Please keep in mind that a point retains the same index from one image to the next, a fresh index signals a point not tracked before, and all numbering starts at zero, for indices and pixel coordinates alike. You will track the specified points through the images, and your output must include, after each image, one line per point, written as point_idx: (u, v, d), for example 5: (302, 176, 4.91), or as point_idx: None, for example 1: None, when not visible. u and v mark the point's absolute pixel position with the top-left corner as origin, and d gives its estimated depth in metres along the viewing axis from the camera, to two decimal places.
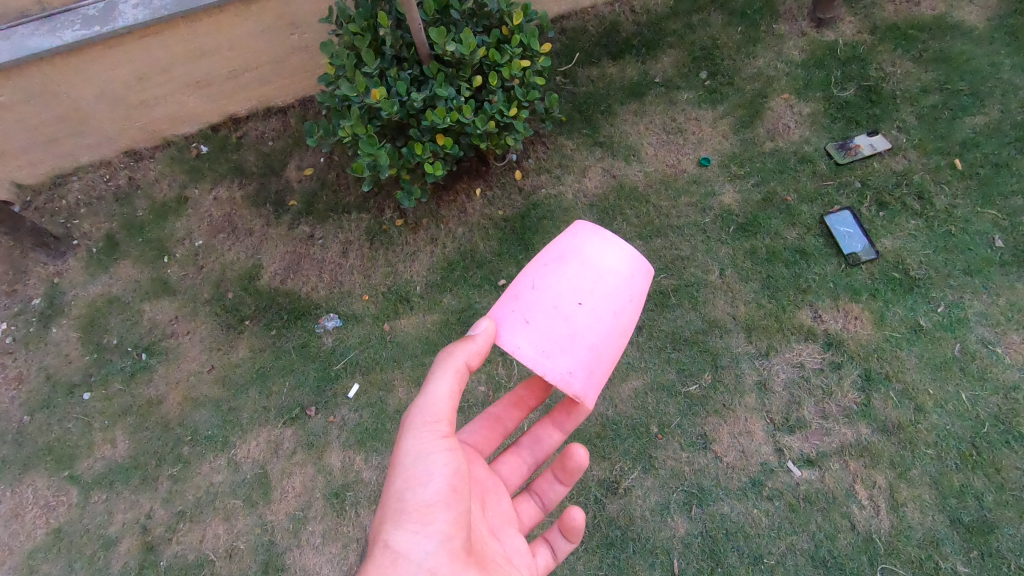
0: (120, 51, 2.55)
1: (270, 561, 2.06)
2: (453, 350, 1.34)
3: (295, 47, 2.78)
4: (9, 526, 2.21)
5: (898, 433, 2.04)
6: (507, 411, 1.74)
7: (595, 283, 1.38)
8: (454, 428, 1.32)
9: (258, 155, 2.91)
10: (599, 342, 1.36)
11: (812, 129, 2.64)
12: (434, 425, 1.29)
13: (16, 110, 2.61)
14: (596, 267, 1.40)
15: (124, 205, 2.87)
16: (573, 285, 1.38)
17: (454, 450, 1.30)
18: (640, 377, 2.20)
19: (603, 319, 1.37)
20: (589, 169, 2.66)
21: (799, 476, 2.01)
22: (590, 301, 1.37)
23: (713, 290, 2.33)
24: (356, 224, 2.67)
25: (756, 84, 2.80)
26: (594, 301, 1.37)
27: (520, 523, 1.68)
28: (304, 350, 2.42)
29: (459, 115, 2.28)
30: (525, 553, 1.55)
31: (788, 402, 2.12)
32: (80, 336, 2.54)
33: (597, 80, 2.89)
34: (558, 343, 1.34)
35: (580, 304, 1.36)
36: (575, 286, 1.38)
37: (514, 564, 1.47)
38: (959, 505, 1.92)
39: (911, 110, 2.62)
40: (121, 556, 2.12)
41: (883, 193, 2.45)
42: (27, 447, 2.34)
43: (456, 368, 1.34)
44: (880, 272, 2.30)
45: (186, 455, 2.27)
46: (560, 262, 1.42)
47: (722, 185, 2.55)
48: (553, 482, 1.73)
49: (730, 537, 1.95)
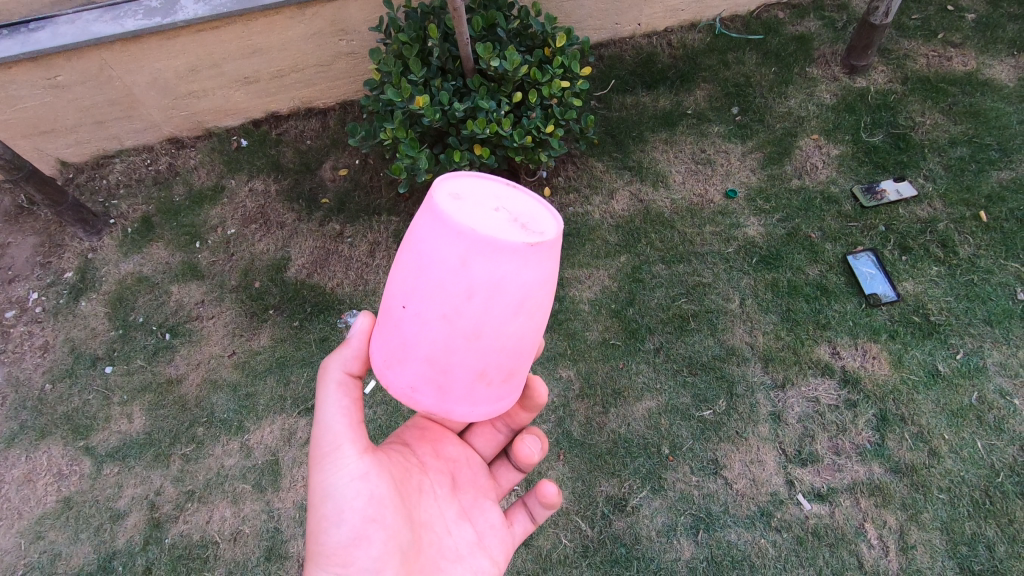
0: (177, 43, 2.65)
1: (274, 548, 2.08)
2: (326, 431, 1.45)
3: (342, 53, 2.89)
4: (20, 491, 2.24)
5: (911, 475, 2.03)
6: None
7: (427, 285, 1.07)
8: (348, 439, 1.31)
9: (296, 152, 3.00)
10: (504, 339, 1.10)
11: (839, 171, 2.69)
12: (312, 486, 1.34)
13: (71, 90, 2.71)
14: (427, 268, 1.06)
15: (162, 189, 2.95)
16: (418, 294, 1.08)
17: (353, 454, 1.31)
18: (654, 398, 2.22)
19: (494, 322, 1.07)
20: (617, 192, 2.71)
21: (809, 510, 2.01)
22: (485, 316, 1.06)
23: (733, 319, 2.35)
24: (386, 226, 2.73)
25: (786, 123, 2.86)
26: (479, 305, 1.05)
27: (498, 491, 1.66)
28: (325, 343, 2.46)
29: (499, 127, 2.35)
30: (498, 527, 1.54)
31: (801, 434, 2.12)
32: (108, 311, 2.60)
33: (631, 106, 2.96)
34: (405, 362, 1.14)
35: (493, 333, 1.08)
36: (434, 290, 1.06)
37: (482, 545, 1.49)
38: (969, 553, 1.91)
39: (938, 160, 2.66)
40: (128, 530, 2.15)
41: (906, 238, 2.48)
42: (46, 415, 2.38)
43: (337, 380, 1.32)
44: (901, 315, 2.32)
45: (200, 436, 2.30)
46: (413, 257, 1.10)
47: (748, 218, 2.60)
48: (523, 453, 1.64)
49: (736, 566, 1.94)
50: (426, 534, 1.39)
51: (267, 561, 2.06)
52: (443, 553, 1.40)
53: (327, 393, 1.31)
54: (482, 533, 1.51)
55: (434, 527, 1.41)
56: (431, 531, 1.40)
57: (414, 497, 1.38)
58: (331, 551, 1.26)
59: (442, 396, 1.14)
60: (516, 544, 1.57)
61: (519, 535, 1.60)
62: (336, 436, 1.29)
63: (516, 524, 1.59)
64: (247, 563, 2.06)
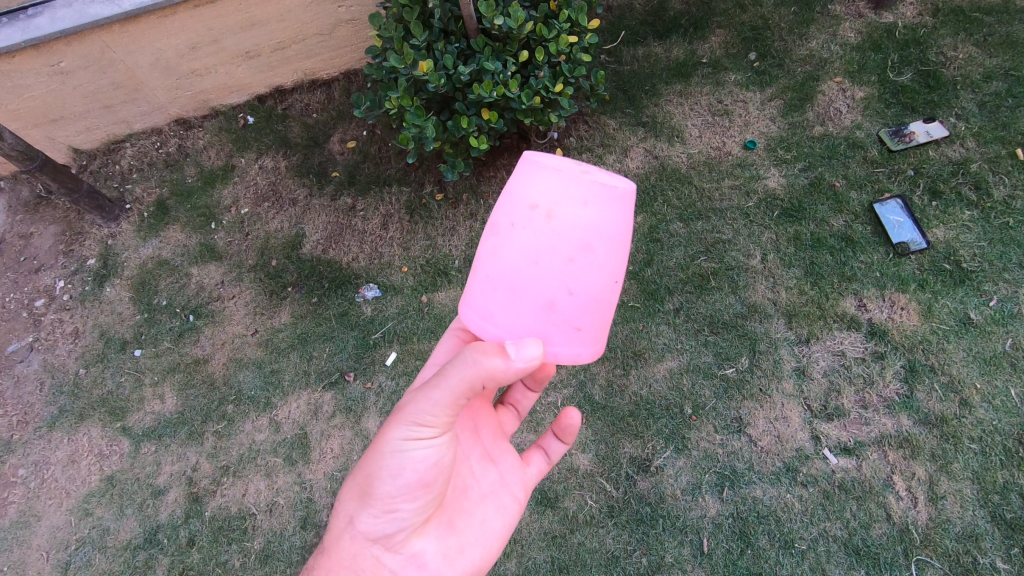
0: (175, 20, 2.60)
1: (308, 517, 2.15)
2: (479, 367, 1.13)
3: (341, 20, 2.81)
4: (66, 471, 2.34)
5: (941, 426, 2.00)
6: None
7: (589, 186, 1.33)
8: (417, 436, 1.23)
9: (303, 126, 2.96)
10: (590, 191, 1.11)
11: (865, 115, 2.56)
12: (421, 432, 1.23)
13: (75, 76, 2.69)
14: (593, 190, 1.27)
15: (174, 171, 2.96)
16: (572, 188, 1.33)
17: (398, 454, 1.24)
18: (675, 358, 2.20)
19: (538, 174, 1.15)
20: (631, 149, 2.63)
21: (835, 464, 2.00)
22: (528, 193, 1.14)
23: (755, 275, 2.30)
24: (397, 197, 2.71)
25: (807, 67, 2.72)
26: (606, 271, 1.13)
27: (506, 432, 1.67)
28: (344, 317, 2.48)
29: (505, 89, 2.27)
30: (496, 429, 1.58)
31: (827, 389, 2.10)
32: (133, 296, 2.65)
33: (642, 58, 2.84)
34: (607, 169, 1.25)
35: (570, 260, 1.11)
36: None
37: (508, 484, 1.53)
38: (1001, 502, 1.89)
39: (971, 97, 2.52)
40: (169, 505, 2.24)
41: (937, 181, 2.37)
42: (82, 399, 2.46)
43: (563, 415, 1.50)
44: (930, 263, 2.24)
45: (230, 413, 2.36)
46: (586, 251, 1.11)
47: (768, 169, 2.51)
48: (525, 392, 1.71)
49: (762, 521, 1.95)
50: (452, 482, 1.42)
51: (302, 530, 2.14)
52: (466, 494, 1.44)
53: (452, 383, 1.17)
54: (505, 474, 1.53)
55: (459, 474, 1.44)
56: (458, 477, 1.44)
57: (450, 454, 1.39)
58: (357, 545, 1.32)
59: (604, 337, 1.22)
60: (536, 482, 1.62)
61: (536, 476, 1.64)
62: (439, 419, 1.22)
63: (534, 465, 1.62)
64: (284, 532, 2.15)
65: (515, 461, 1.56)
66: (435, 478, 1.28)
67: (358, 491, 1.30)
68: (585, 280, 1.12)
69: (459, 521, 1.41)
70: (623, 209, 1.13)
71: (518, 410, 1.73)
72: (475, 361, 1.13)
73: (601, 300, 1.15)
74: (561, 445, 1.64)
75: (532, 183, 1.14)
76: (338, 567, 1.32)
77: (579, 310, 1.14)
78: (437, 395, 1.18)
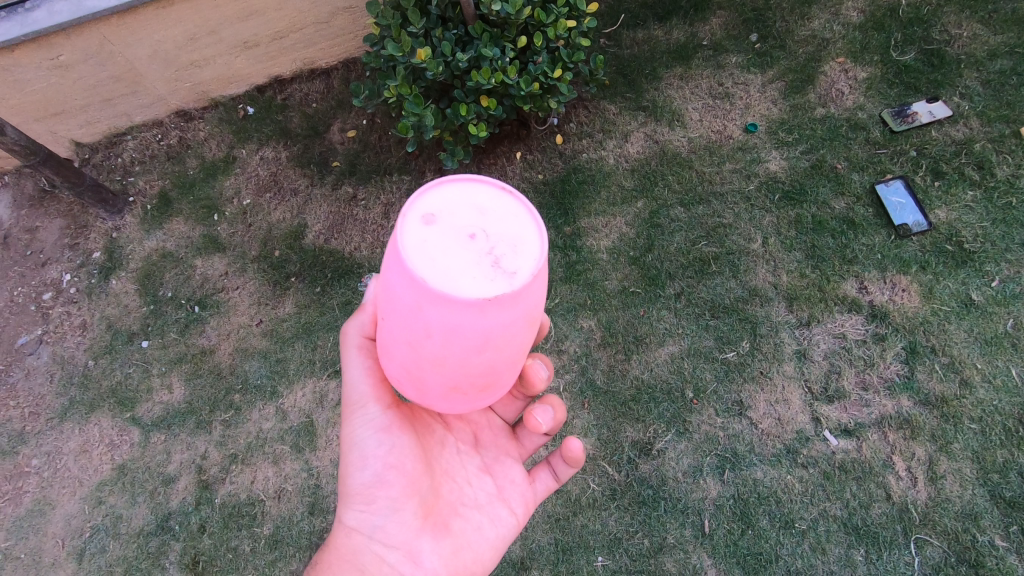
0: (173, 11, 2.59)
1: (316, 503, 2.19)
2: (351, 328, 1.35)
3: (338, 8, 2.79)
4: (78, 460, 2.38)
5: (942, 406, 2.01)
6: None
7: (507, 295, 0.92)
8: (364, 415, 1.37)
9: (303, 116, 2.96)
10: (447, 250, 0.92)
11: (867, 95, 2.54)
12: (367, 411, 1.37)
13: (75, 69, 2.69)
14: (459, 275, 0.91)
15: (176, 163, 2.97)
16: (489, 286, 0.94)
17: (355, 436, 1.37)
18: (677, 343, 2.21)
19: (445, 196, 0.97)
20: (631, 134, 2.62)
21: (835, 445, 2.01)
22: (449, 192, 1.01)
23: (756, 259, 2.30)
24: (398, 186, 2.71)
25: (809, 47, 2.69)
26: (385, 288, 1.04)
27: (523, 450, 1.65)
28: (348, 307, 2.50)
29: (504, 76, 2.26)
30: (504, 446, 1.62)
31: (827, 371, 2.11)
32: (138, 288, 2.68)
33: (642, 42, 2.81)
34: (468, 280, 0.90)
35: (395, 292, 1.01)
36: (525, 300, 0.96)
37: (507, 497, 1.53)
38: (1000, 481, 1.90)
39: (975, 76, 2.50)
40: (179, 492, 2.28)
41: (939, 162, 2.36)
42: (92, 390, 2.49)
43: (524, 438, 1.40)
44: (932, 244, 2.23)
45: (238, 402, 2.39)
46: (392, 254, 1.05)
47: (769, 152, 2.49)
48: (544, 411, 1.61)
49: (763, 502, 1.97)
50: (446, 484, 1.47)
51: (311, 515, 2.18)
52: (462, 501, 1.47)
53: (360, 356, 1.34)
54: (503, 487, 1.54)
55: (453, 478, 1.49)
56: (452, 483, 1.48)
57: (433, 449, 1.48)
58: (355, 542, 1.35)
59: (422, 395, 1.12)
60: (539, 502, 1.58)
61: (542, 493, 1.61)
62: (372, 395, 1.37)
63: (539, 482, 1.59)
64: (293, 518, 2.19)
65: (515, 474, 1.57)
66: (399, 460, 1.37)
67: (342, 491, 1.39)
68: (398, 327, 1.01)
69: (453, 524, 1.43)
70: (403, 270, 0.94)
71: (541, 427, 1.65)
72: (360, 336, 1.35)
73: (404, 356, 1.05)
74: (568, 467, 1.57)
75: (437, 193, 0.98)
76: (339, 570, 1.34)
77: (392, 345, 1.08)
78: (356, 371, 1.36)
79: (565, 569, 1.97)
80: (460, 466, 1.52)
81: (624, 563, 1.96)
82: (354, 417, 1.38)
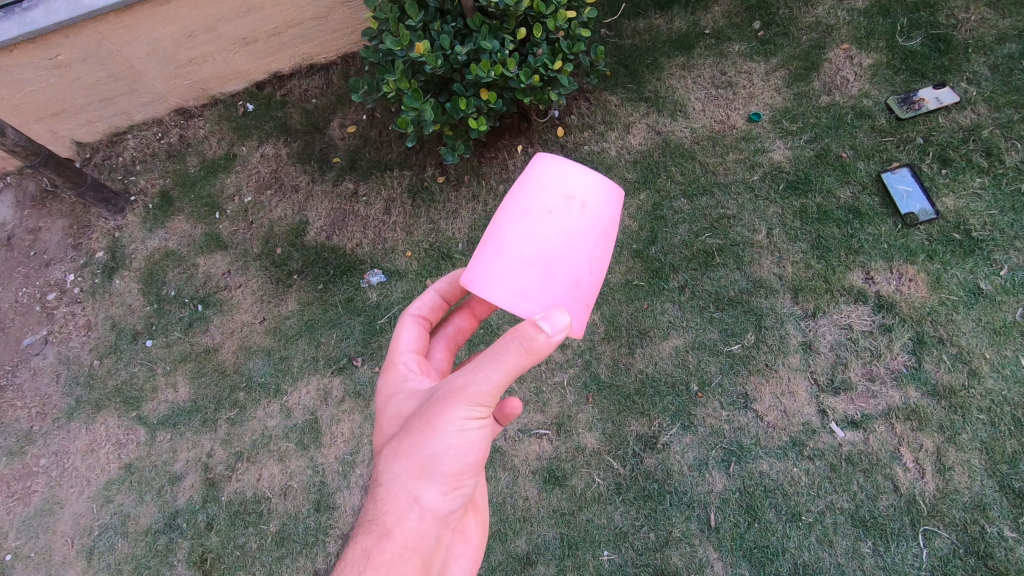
0: (170, 8, 2.57)
1: (322, 500, 2.20)
2: (525, 329, 1.12)
3: (337, 3, 2.77)
4: (85, 460, 2.39)
5: (950, 397, 1.99)
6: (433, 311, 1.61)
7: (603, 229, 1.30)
8: (484, 410, 1.22)
9: (303, 112, 2.95)
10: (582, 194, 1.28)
11: (873, 82, 2.50)
12: (482, 410, 1.22)
13: (74, 68, 2.68)
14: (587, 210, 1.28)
15: (177, 161, 2.96)
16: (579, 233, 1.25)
17: (461, 426, 1.22)
18: (681, 336, 2.20)
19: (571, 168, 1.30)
20: (633, 125, 2.59)
21: (842, 437, 2.00)
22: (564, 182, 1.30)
23: (760, 250, 2.28)
24: (399, 181, 2.70)
25: (813, 34, 2.65)
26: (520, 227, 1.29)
27: None
28: (351, 303, 2.50)
29: (504, 69, 2.24)
30: None
31: (833, 362, 2.09)
32: (142, 287, 2.68)
33: (644, 31, 2.78)
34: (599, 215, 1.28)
35: (547, 215, 1.26)
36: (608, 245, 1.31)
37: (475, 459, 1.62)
38: (1010, 472, 1.89)
39: (983, 60, 2.46)
40: (186, 490, 2.29)
41: (947, 149, 2.32)
42: (98, 390, 2.50)
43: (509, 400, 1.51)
44: (939, 233, 2.20)
45: (242, 400, 2.39)
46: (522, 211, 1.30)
47: (773, 142, 2.46)
48: None
49: (769, 495, 1.96)
50: None
51: (316, 512, 2.19)
52: None
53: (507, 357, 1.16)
54: None
55: None
56: None
57: None
58: (425, 529, 1.27)
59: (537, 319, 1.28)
60: None
61: None
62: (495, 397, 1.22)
63: None
64: (299, 515, 2.19)
65: None
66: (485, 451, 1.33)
67: (418, 474, 1.24)
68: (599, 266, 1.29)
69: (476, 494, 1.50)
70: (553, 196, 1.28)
71: None
72: (522, 347, 1.13)
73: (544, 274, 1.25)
74: None
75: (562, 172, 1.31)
76: (408, 555, 1.24)
77: (589, 293, 1.28)
78: (496, 372, 1.16)
79: (571, 564, 1.97)
80: None
81: (630, 557, 1.95)
82: (473, 411, 1.21)
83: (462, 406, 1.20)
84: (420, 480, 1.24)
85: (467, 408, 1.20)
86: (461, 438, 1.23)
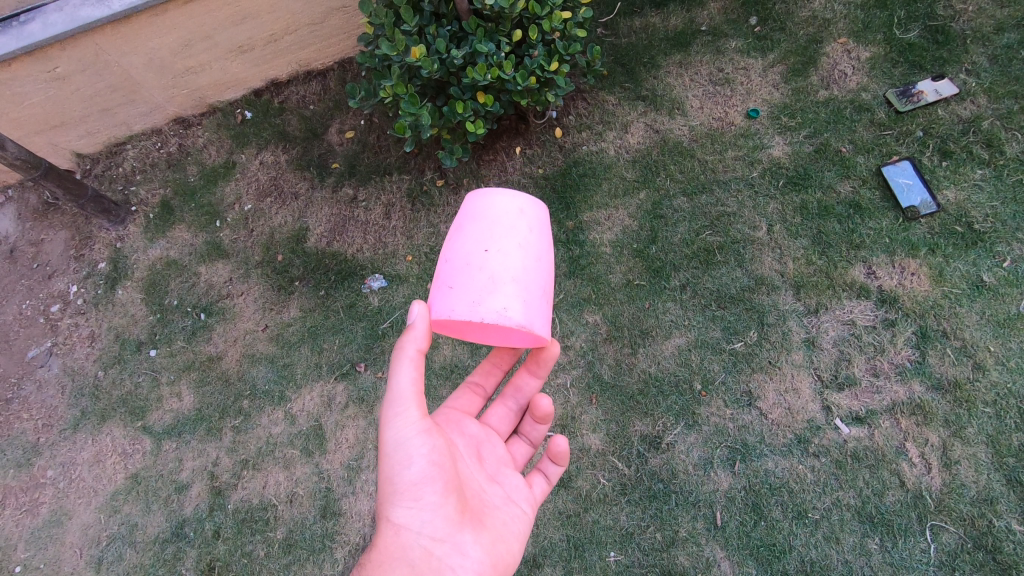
0: (166, 18, 2.58)
1: (328, 506, 2.20)
2: (403, 342, 1.35)
3: (332, 8, 2.77)
4: (92, 470, 2.41)
5: (955, 391, 1.98)
6: (485, 376, 1.78)
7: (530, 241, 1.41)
8: (412, 413, 1.34)
9: (301, 118, 2.95)
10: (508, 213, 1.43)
11: (871, 75, 2.49)
12: (408, 411, 1.34)
13: (72, 80, 2.69)
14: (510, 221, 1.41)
15: (177, 170, 2.97)
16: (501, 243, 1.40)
17: (396, 434, 1.33)
18: (683, 335, 2.19)
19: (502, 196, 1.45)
20: (631, 125, 2.59)
21: (847, 433, 2.00)
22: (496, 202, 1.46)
23: (761, 247, 2.27)
24: (398, 185, 2.70)
25: (810, 29, 2.64)
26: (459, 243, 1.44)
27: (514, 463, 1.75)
28: (352, 308, 2.50)
29: (500, 71, 2.24)
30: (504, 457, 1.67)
31: (837, 358, 2.08)
32: (144, 297, 2.69)
33: (640, 30, 2.77)
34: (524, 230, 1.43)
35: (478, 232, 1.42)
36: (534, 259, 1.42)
37: (515, 501, 1.56)
38: (1017, 464, 1.88)
39: (981, 51, 2.45)
40: (193, 499, 2.30)
41: (947, 141, 2.31)
42: (103, 400, 2.51)
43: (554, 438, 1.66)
44: (941, 226, 2.19)
45: (247, 408, 2.40)
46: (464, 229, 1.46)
47: (771, 138, 2.46)
48: (534, 423, 1.77)
49: (774, 492, 1.96)
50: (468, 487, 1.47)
51: (322, 518, 2.19)
52: (482, 499, 1.48)
53: (407, 357, 1.34)
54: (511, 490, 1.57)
55: (472, 482, 1.50)
56: (471, 486, 1.48)
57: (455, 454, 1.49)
58: (403, 540, 1.30)
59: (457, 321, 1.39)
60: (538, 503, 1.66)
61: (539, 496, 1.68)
62: (417, 395, 1.35)
63: (535, 486, 1.68)
64: (305, 521, 2.20)
65: (517, 480, 1.62)
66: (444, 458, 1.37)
67: (383, 493, 1.34)
68: (517, 273, 1.39)
69: (486, 519, 1.44)
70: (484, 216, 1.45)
71: (531, 438, 1.79)
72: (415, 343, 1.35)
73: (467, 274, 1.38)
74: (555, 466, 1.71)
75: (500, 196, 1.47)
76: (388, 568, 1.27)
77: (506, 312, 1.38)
78: (407, 373, 1.33)
79: (578, 566, 1.97)
80: (471, 471, 1.52)
81: (637, 558, 1.95)
82: (399, 414, 1.34)
83: (386, 415, 1.35)
84: (382, 496, 1.34)
85: (392, 414, 1.34)
86: (399, 443, 1.33)
